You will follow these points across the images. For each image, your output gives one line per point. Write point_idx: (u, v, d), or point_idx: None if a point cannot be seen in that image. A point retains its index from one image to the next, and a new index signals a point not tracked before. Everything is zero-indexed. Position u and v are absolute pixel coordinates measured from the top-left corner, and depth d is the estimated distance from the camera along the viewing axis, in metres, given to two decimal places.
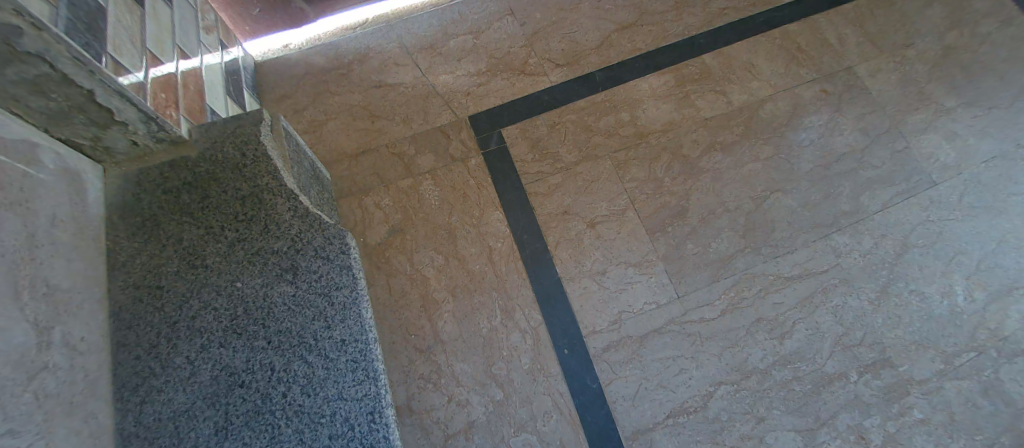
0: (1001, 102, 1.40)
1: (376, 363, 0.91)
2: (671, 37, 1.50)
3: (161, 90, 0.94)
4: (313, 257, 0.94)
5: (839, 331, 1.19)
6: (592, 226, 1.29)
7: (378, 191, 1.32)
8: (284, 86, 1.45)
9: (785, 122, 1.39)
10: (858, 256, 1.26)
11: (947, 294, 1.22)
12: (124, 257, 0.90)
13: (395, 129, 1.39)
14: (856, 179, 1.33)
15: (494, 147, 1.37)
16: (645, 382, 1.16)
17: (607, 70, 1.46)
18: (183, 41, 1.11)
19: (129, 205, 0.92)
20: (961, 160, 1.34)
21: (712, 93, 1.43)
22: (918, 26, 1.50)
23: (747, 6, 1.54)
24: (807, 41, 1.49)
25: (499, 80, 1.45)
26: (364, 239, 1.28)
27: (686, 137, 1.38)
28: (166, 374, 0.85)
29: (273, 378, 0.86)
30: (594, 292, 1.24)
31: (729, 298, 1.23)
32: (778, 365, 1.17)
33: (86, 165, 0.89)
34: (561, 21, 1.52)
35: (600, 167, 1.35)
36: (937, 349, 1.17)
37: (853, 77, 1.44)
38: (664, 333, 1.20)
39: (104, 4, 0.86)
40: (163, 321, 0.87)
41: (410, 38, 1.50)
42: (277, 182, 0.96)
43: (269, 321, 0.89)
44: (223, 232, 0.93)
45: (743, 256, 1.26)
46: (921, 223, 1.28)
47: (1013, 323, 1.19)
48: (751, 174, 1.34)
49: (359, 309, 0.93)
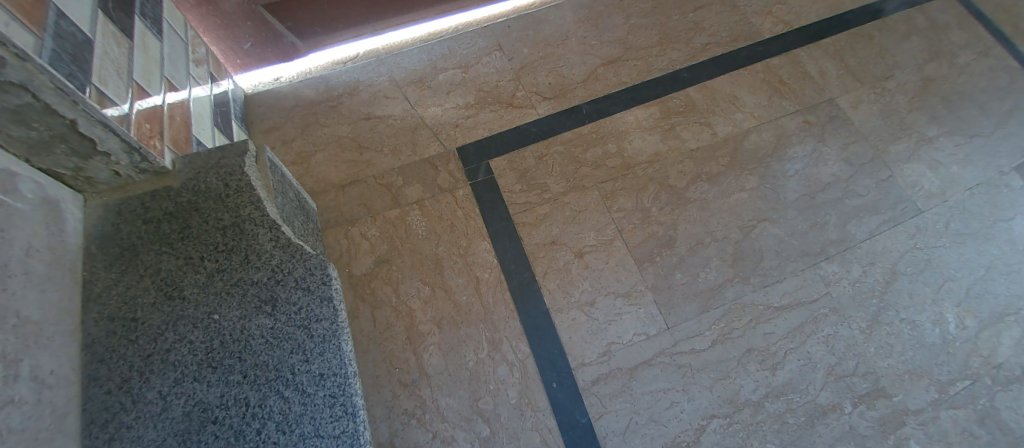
0: (981, 131, 1.43)
1: (355, 398, 0.88)
2: (657, 71, 1.54)
3: (146, 121, 0.94)
4: (293, 288, 0.93)
5: (832, 361, 1.18)
6: (581, 256, 1.29)
7: (364, 222, 1.32)
8: (274, 118, 1.46)
9: (770, 152, 1.41)
10: (847, 284, 1.25)
11: (938, 322, 1.21)
12: (100, 288, 0.87)
13: (383, 161, 1.40)
14: (842, 207, 1.34)
15: (482, 178, 1.38)
16: (636, 416, 1.13)
17: (594, 103, 1.49)
18: (173, 73, 1.12)
19: (108, 235, 0.91)
20: (945, 188, 1.35)
21: (697, 124, 1.45)
22: (895, 60, 1.55)
23: (729, 41, 1.59)
24: (788, 74, 1.53)
25: (487, 112, 1.47)
26: (348, 270, 1.26)
27: (673, 168, 1.39)
28: (136, 409, 0.81)
29: (248, 414, 0.83)
30: (582, 323, 1.22)
31: (719, 329, 1.21)
32: (770, 397, 1.14)
33: (66, 195, 0.88)
34: (549, 56, 1.56)
35: (588, 197, 1.35)
36: (931, 378, 1.15)
37: (834, 109, 1.47)
38: (654, 364, 1.18)
39: (91, 37, 0.87)
40: (135, 354, 0.84)
41: (400, 72, 1.53)
42: (260, 212, 0.96)
43: (246, 354, 0.87)
44: (202, 262, 0.92)
45: (732, 286, 1.26)
46: (909, 251, 1.28)
47: (1006, 350, 1.18)
48: (737, 204, 1.35)
49: (339, 341, 0.91)
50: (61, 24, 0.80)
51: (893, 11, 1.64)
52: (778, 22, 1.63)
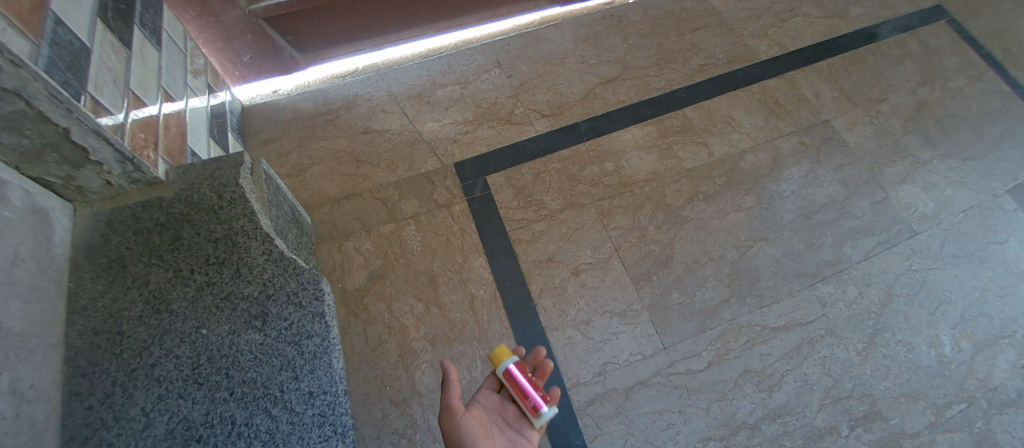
0: (974, 154, 1.45)
1: (345, 418, 0.85)
2: (654, 91, 1.55)
3: (141, 131, 0.93)
4: (284, 304, 0.91)
5: (828, 383, 1.16)
6: (576, 274, 1.28)
7: (358, 236, 1.30)
8: (270, 130, 1.46)
9: (766, 173, 1.42)
10: (844, 305, 1.25)
11: (934, 345, 1.20)
12: (86, 300, 0.86)
13: (380, 175, 1.39)
14: (837, 229, 1.34)
15: (479, 194, 1.37)
16: (631, 438, 1.11)
17: (592, 121, 1.50)
18: (170, 83, 1.12)
19: (96, 245, 0.89)
20: (939, 210, 1.36)
21: (694, 144, 1.46)
22: (889, 84, 1.57)
23: (726, 63, 1.61)
24: (784, 96, 1.54)
25: (485, 128, 1.47)
26: (341, 285, 1.25)
27: (669, 187, 1.39)
28: (117, 426, 0.78)
29: (233, 433, 0.80)
30: (578, 342, 1.20)
31: (715, 350, 1.20)
32: (767, 420, 1.13)
33: (56, 204, 0.86)
34: (547, 74, 1.57)
35: (585, 215, 1.35)
36: (927, 401, 1.14)
37: (829, 131, 1.49)
38: (650, 385, 1.16)
39: (89, 45, 0.87)
40: (119, 368, 0.82)
41: (399, 87, 1.53)
42: (253, 225, 0.95)
43: (234, 371, 0.84)
44: (193, 275, 0.90)
45: (728, 306, 1.25)
46: (904, 273, 1.28)
47: (1002, 373, 1.17)
48: (733, 224, 1.35)
49: (330, 358, 0.88)
50: (59, 32, 0.80)
51: (887, 36, 1.67)
52: (774, 45, 1.65)
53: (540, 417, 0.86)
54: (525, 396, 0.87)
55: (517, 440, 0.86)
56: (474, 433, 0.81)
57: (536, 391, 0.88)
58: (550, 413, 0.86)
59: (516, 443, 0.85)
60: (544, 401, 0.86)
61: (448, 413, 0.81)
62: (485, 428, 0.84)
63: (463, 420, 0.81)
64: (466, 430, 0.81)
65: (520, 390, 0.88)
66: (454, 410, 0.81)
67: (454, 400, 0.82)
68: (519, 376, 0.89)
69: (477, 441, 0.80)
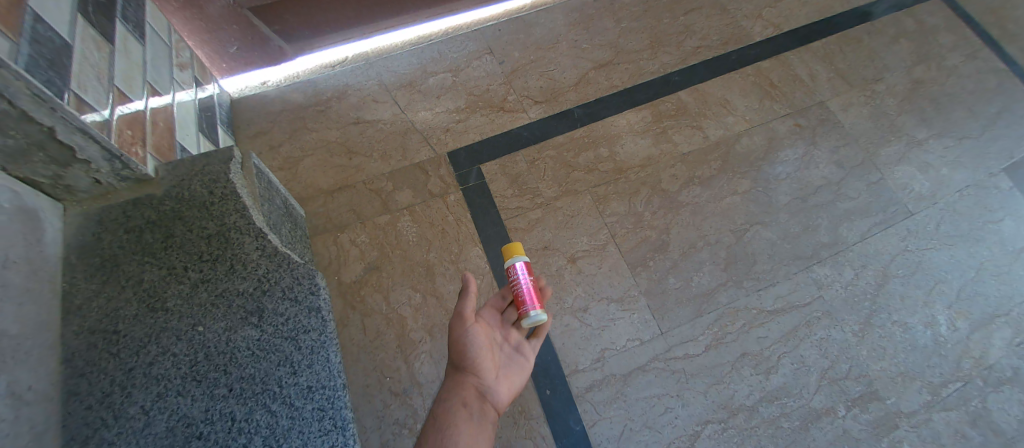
0: (970, 132, 1.44)
1: (345, 411, 0.85)
2: (648, 75, 1.53)
3: (127, 127, 0.92)
4: (280, 299, 0.90)
5: (825, 364, 1.17)
6: (573, 261, 1.27)
7: (354, 228, 1.30)
8: (261, 122, 1.44)
9: (761, 156, 1.41)
10: (840, 287, 1.25)
11: (930, 325, 1.21)
12: (81, 299, 0.85)
13: (373, 166, 1.38)
14: (833, 210, 1.34)
15: (474, 183, 1.36)
16: (631, 422, 1.12)
17: (586, 107, 1.48)
18: (156, 78, 1.10)
19: (88, 244, 0.88)
20: (935, 189, 1.36)
21: (689, 128, 1.45)
22: (884, 63, 1.56)
23: (719, 44, 1.59)
24: (779, 77, 1.53)
25: (478, 116, 1.46)
26: (337, 277, 1.24)
27: (664, 172, 1.39)
28: (118, 425, 0.79)
29: (234, 429, 0.80)
30: (576, 329, 1.20)
31: (713, 334, 1.21)
32: (765, 402, 1.14)
33: (45, 204, 0.85)
34: (540, 60, 1.55)
35: (581, 201, 1.34)
36: (923, 380, 1.16)
37: (825, 112, 1.48)
38: (648, 370, 1.17)
39: (70, 41, 0.85)
40: (116, 368, 0.82)
41: (390, 76, 1.51)
42: (245, 220, 0.94)
43: (231, 367, 0.84)
44: (187, 272, 0.89)
45: (725, 290, 1.25)
46: (900, 253, 1.29)
47: (997, 351, 1.18)
48: (729, 208, 1.35)
49: (327, 352, 0.88)
50: (38, 28, 0.78)
51: (882, 14, 1.65)
52: (769, 26, 1.63)
53: (528, 320, 0.88)
54: (522, 301, 0.89)
55: (514, 355, 0.89)
56: (480, 347, 0.85)
57: (533, 297, 0.89)
58: (538, 316, 0.88)
59: (513, 355, 0.88)
60: (535, 305, 0.88)
61: (459, 322, 0.86)
62: (492, 341, 0.87)
63: (469, 331, 0.85)
64: (471, 342, 0.85)
65: (518, 294, 0.89)
66: (476, 325, 0.86)
67: (468, 311, 0.86)
68: (519, 278, 0.89)
69: (478, 355, 0.84)
